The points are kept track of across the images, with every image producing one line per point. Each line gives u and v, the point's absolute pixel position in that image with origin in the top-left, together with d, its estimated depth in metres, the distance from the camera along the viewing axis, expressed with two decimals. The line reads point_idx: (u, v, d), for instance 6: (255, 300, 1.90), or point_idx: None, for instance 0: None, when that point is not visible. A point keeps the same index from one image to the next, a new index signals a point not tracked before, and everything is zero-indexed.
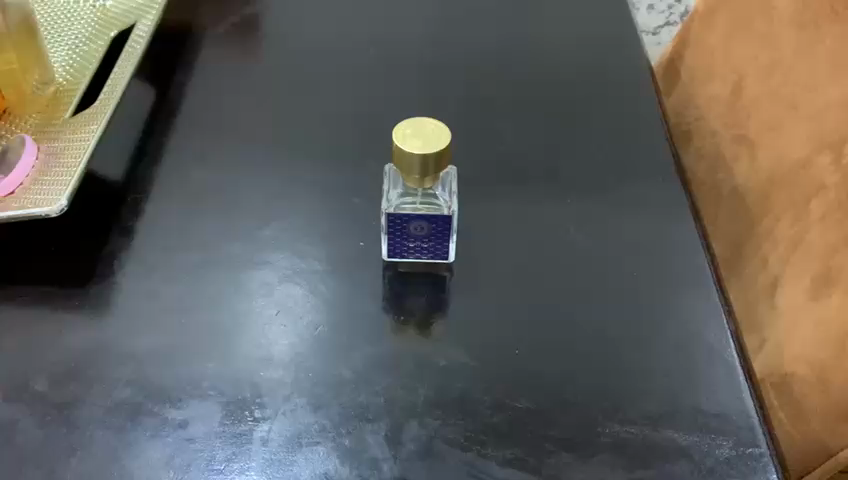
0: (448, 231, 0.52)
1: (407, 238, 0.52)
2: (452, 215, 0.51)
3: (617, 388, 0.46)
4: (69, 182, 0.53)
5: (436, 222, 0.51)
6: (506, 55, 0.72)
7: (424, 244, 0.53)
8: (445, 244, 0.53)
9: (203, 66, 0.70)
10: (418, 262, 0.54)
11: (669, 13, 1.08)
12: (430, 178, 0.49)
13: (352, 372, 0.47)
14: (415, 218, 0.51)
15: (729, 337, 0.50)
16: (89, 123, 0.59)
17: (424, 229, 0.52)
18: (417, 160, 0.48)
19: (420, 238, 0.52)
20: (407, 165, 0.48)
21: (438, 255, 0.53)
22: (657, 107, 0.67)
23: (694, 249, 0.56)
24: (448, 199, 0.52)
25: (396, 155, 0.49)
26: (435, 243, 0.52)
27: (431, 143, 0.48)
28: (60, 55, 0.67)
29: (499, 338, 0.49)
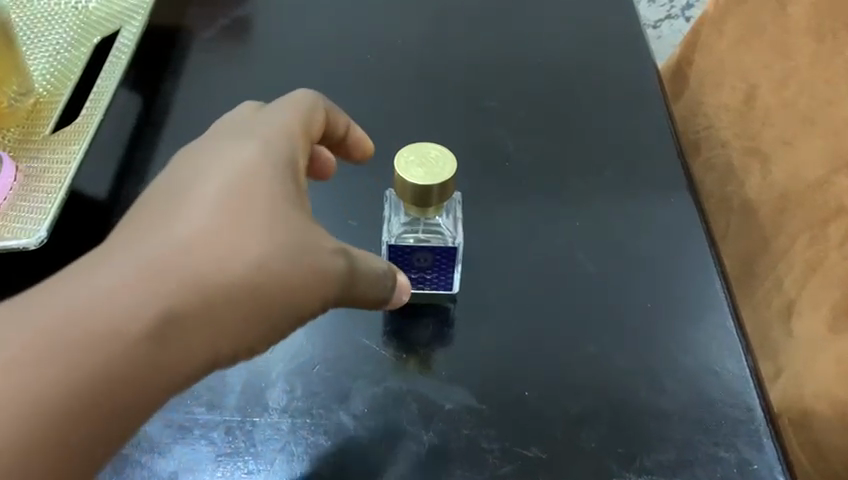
0: (453, 263, 0.49)
1: (409, 270, 0.49)
2: (457, 246, 0.48)
3: (632, 435, 0.44)
4: (49, 210, 0.49)
5: (441, 253, 0.48)
6: (508, 60, 0.69)
7: (427, 275, 0.49)
8: (449, 275, 0.49)
9: (191, 74, 0.67)
10: (420, 292, 0.51)
11: (671, 6, 1.04)
12: (433, 208, 0.46)
13: (354, 420, 0.44)
14: (418, 248, 0.48)
15: (748, 375, 0.47)
16: (70, 142, 0.55)
17: (427, 260, 0.49)
18: (414, 188, 0.45)
19: (423, 269, 0.49)
20: (405, 193, 0.45)
21: (442, 286, 0.50)
22: (667, 120, 0.64)
23: (708, 275, 0.53)
24: (452, 229, 0.49)
25: (396, 181, 0.46)
26: (438, 274, 0.49)
27: (435, 172, 0.45)
28: (40, 62, 0.64)
29: (506, 375, 0.46)
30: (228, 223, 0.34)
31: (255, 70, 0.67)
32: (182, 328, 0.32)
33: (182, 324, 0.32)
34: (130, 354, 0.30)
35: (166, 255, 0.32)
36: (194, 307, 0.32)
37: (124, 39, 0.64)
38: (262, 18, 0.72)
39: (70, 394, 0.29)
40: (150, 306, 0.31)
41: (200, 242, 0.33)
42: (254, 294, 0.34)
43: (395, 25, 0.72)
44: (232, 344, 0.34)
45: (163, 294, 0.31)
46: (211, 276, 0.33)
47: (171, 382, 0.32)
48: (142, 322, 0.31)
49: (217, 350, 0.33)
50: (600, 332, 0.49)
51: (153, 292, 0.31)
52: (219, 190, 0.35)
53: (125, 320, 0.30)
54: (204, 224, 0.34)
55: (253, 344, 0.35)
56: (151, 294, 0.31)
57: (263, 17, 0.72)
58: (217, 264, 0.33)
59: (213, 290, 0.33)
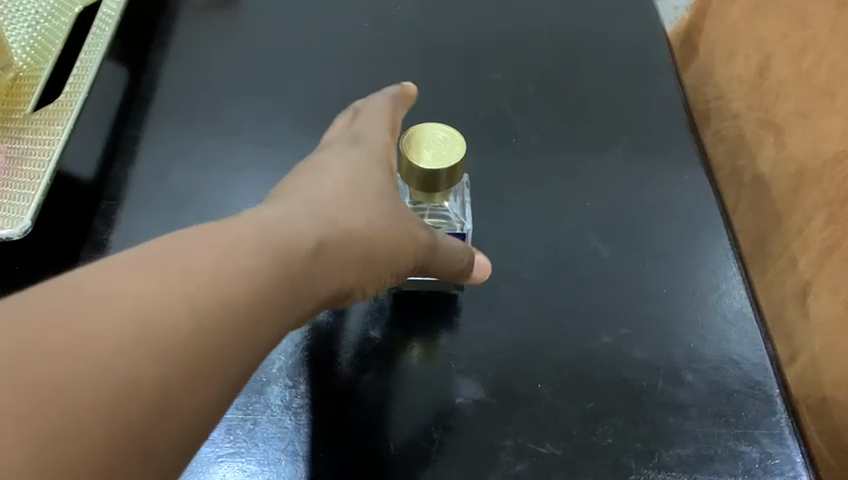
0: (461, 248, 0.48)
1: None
2: (466, 233, 0.47)
3: (648, 429, 0.42)
4: (32, 197, 0.46)
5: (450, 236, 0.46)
6: (512, 29, 0.66)
7: None
8: None
9: (178, 45, 0.63)
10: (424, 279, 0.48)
11: None
12: (441, 194, 0.44)
13: (363, 418, 0.42)
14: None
15: (767, 364, 0.46)
16: (53, 121, 0.52)
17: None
18: (421, 174, 0.42)
19: None
20: (410, 178, 0.43)
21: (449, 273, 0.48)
22: (679, 92, 0.61)
23: (724, 258, 0.51)
24: (458, 213, 0.47)
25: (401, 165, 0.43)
26: None
27: (444, 156, 0.43)
28: (18, 32, 0.60)
29: (518, 368, 0.45)
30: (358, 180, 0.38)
31: (247, 41, 0.64)
32: (327, 254, 0.34)
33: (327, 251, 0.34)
34: (298, 269, 0.32)
35: (309, 203, 0.35)
36: (337, 238, 0.35)
37: (108, 8, 0.60)
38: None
39: (256, 294, 0.29)
40: (310, 232, 0.33)
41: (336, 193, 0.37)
42: (382, 239, 0.37)
43: None
44: (356, 282, 0.36)
45: (318, 224, 0.34)
46: (351, 219, 0.36)
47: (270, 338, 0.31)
48: (305, 243, 0.33)
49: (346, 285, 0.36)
50: (614, 320, 0.47)
51: (312, 224, 0.34)
52: (340, 163, 0.39)
53: (295, 240, 0.32)
54: (336, 184, 0.37)
55: (365, 289, 0.38)
56: (308, 224, 0.34)
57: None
58: (351, 209, 0.36)
59: (351, 230, 0.36)
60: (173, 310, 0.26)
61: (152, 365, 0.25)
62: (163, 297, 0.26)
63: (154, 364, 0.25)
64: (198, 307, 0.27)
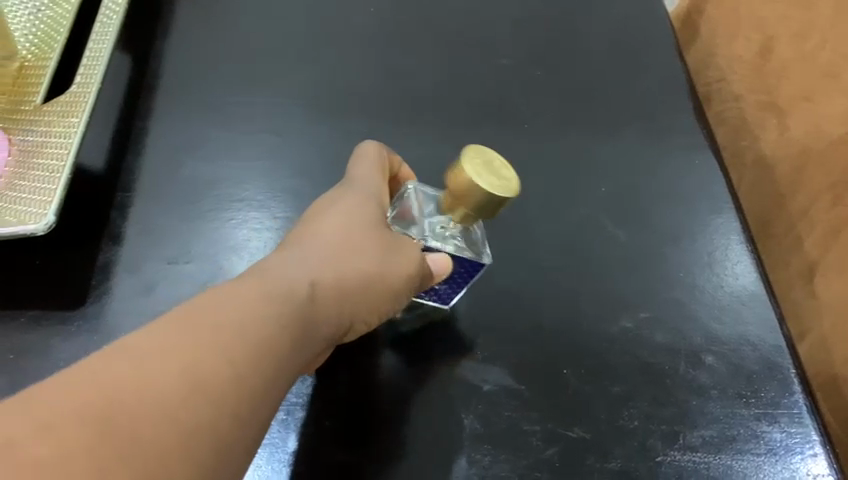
0: (472, 278, 0.46)
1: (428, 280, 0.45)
2: (487, 263, 0.45)
3: (673, 412, 0.44)
4: (54, 191, 0.46)
5: (468, 267, 0.45)
6: (516, 16, 0.66)
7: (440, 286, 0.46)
8: (456, 290, 0.47)
9: (181, 32, 0.62)
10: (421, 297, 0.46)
11: None
12: (486, 215, 0.41)
13: (396, 410, 0.43)
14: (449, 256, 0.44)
15: (783, 344, 0.47)
16: (68, 114, 0.51)
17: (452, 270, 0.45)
18: (477, 202, 0.39)
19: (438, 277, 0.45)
20: (462, 203, 0.40)
21: (442, 301, 0.47)
22: (684, 76, 0.62)
23: (736, 240, 0.52)
24: (480, 239, 0.45)
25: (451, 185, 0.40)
26: (449, 287, 0.46)
27: (505, 177, 0.39)
28: (20, 21, 0.59)
29: (541, 355, 0.46)
30: (343, 224, 0.39)
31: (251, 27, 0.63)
32: (318, 303, 0.35)
33: (317, 299, 0.35)
34: (302, 317, 0.34)
35: (309, 254, 0.37)
36: (328, 287, 0.36)
37: None
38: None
39: (263, 349, 0.31)
40: (303, 282, 0.35)
41: (324, 239, 0.38)
42: (370, 280, 0.38)
43: None
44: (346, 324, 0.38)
45: (308, 274, 0.35)
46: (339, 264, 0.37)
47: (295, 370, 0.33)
48: (300, 297, 0.34)
49: (335, 328, 0.37)
50: (633, 306, 0.48)
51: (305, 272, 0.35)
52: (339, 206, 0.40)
53: (291, 294, 0.34)
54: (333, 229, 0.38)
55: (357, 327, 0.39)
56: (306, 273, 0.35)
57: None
58: (339, 254, 0.37)
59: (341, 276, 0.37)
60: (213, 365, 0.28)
61: (193, 412, 0.27)
62: (195, 354, 0.28)
63: (195, 409, 0.27)
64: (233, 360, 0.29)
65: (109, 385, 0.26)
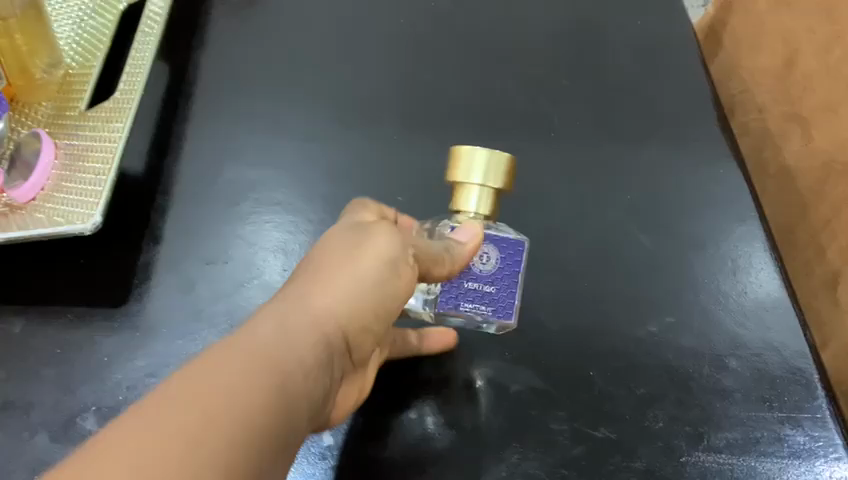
0: (518, 266, 0.43)
1: (466, 275, 0.43)
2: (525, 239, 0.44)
3: (697, 414, 0.45)
4: (101, 194, 0.49)
5: (508, 250, 0.43)
6: (542, 23, 0.66)
7: (487, 285, 0.43)
8: (510, 291, 0.43)
9: (215, 39, 0.64)
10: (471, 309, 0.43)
11: None
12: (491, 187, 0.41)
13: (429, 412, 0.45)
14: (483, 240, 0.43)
15: (807, 350, 0.48)
16: (112, 119, 0.54)
17: (490, 260, 0.43)
18: (502, 162, 0.41)
19: (482, 277, 0.43)
20: (489, 175, 0.41)
21: (503, 313, 0.43)
22: (709, 85, 0.62)
23: (759, 248, 0.53)
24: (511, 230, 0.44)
25: (468, 172, 0.41)
26: (499, 287, 0.43)
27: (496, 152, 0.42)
28: (65, 29, 0.61)
29: (568, 356, 0.47)
30: (380, 252, 0.31)
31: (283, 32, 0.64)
32: (364, 332, 0.32)
33: (364, 329, 0.32)
34: (349, 335, 0.31)
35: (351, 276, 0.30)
36: (375, 316, 0.32)
37: (153, 4, 0.61)
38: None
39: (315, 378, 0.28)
40: (356, 293, 0.31)
41: (363, 269, 0.31)
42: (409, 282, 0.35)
43: None
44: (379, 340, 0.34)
45: (351, 307, 0.30)
46: (375, 297, 0.31)
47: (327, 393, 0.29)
48: (349, 328, 0.30)
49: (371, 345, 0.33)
50: (657, 310, 0.49)
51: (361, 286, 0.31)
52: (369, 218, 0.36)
53: (338, 329, 0.30)
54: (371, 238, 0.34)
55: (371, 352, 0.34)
56: (353, 292, 0.31)
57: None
58: (372, 290, 0.31)
59: (385, 304, 0.32)
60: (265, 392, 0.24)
61: (256, 422, 0.23)
62: (256, 370, 0.24)
63: (275, 425, 0.24)
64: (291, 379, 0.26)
65: (129, 444, 0.20)
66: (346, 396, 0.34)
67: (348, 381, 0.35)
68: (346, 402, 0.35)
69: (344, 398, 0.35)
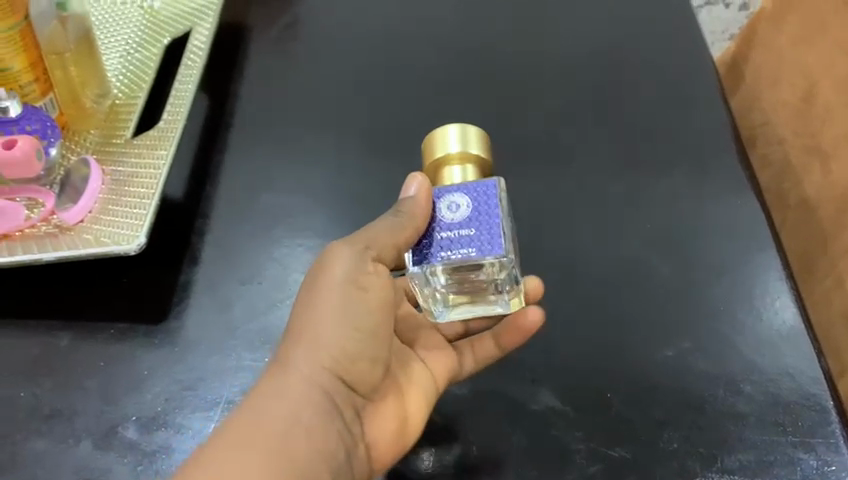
0: (493, 200, 0.43)
1: (436, 227, 0.43)
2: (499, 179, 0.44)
3: (712, 436, 0.46)
4: (145, 216, 0.52)
5: (480, 190, 0.43)
6: (566, 58, 0.68)
7: (466, 230, 0.42)
8: (492, 226, 0.42)
9: (254, 73, 0.68)
10: (459, 257, 0.42)
11: None
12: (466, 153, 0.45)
13: (452, 432, 0.47)
14: (449, 192, 0.43)
15: (822, 378, 0.49)
16: (156, 147, 0.57)
17: (459, 206, 0.43)
18: (475, 132, 0.46)
19: (457, 225, 0.43)
20: (468, 143, 0.45)
21: (488, 247, 0.42)
22: (728, 119, 0.64)
23: (777, 277, 0.54)
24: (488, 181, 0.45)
25: (446, 145, 0.45)
26: (480, 227, 0.42)
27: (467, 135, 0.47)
28: (113, 63, 0.65)
29: (588, 380, 0.48)
30: (338, 289, 0.40)
31: (317, 68, 0.68)
32: (355, 360, 0.41)
33: (356, 357, 0.41)
34: (338, 364, 0.40)
35: (321, 329, 0.40)
36: (359, 341, 0.41)
37: (196, 39, 0.64)
38: (314, 14, 0.72)
39: (312, 420, 0.39)
40: (329, 336, 0.40)
41: (329, 312, 0.40)
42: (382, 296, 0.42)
43: (454, 19, 0.72)
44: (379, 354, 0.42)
45: (330, 348, 0.40)
46: (350, 323, 0.40)
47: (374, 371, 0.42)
48: (335, 362, 0.40)
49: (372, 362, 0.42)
50: (674, 336, 0.51)
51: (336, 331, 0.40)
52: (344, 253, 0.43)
53: (324, 369, 0.40)
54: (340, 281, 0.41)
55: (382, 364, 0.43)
56: (329, 337, 0.40)
57: (315, 13, 0.72)
58: (340, 318, 0.40)
59: (364, 324, 0.41)
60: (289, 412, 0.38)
61: (276, 455, 0.36)
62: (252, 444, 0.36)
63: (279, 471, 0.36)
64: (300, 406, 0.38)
65: None
66: (384, 421, 0.43)
67: (379, 410, 0.43)
68: (382, 435, 0.43)
69: (383, 429, 0.43)
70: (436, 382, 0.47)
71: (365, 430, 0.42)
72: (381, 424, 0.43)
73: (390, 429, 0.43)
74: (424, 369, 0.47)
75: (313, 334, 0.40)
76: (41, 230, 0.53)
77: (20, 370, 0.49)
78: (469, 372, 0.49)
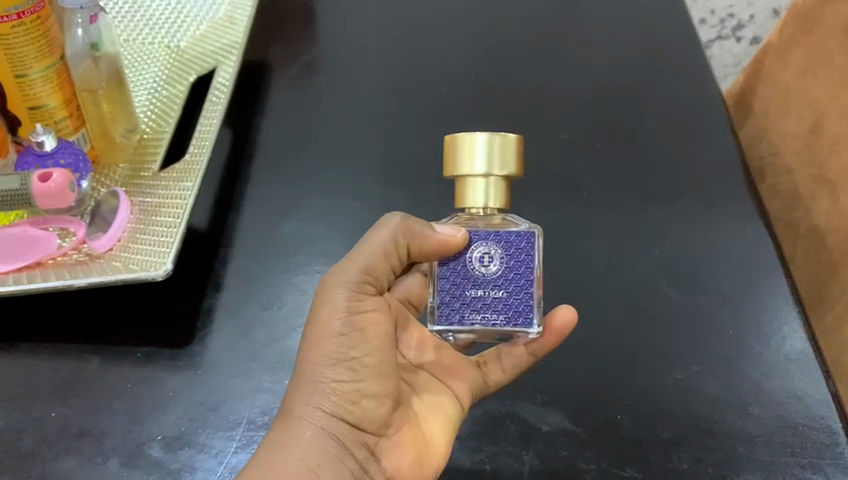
0: (529, 260, 0.44)
1: (468, 282, 0.44)
2: (536, 229, 0.44)
3: (720, 458, 0.47)
4: (172, 243, 0.54)
5: (515, 240, 0.44)
6: (577, 92, 0.70)
7: (500, 294, 0.44)
8: (525, 293, 0.44)
9: (276, 108, 0.70)
10: (491, 325, 0.44)
11: (722, 27, 1.01)
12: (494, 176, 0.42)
13: (464, 453, 0.48)
14: (484, 240, 0.44)
15: (830, 401, 0.50)
16: (183, 179, 0.60)
17: (494, 260, 0.44)
18: (511, 148, 0.42)
19: (491, 285, 0.44)
20: (498, 162, 0.42)
21: (521, 319, 0.44)
22: (735, 149, 0.65)
23: (784, 302, 0.55)
24: (520, 220, 0.45)
25: (474, 161, 0.42)
26: (513, 293, 0.44)
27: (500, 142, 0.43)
28: (141, 100, 0.68)
29: (597, 402, 0.50)
30: (332, 334, 0.42)
31: (336, 104, 0.70)
32: (360, 399, 0.42)
33: (360, 397, 0.42)
34: (341, 401, 0.42)
35: (317, 369, 0.41)
36: (360, 381, 0.42)
37: (221, 76, 0.67)
38: (334, 52, 0.75)
39: (325, 465, 0.40)
40: (327, 375, 0.41)
41: (327, 357, 0.41)
42: (378, 330, 0.43)
43: (467, 56, 0.74)
44: (383, 387, 0.43)
45: (330, 392, 0.41)
46: (347, 359, 0.42)
47: (381, 407, 0.44)
48: (338, 405, 0.41)
49: (378, 395, 0.43)
50: (682, 359, 0.52)
51: (332, 370, 0.41)
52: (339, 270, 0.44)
53: (330, 412, 0.41)
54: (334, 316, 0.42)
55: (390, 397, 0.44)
56: (327, 375, 0.41)
57: (335, 52, 0.75)
58: (335, 355, 0.41)
59: (363, 359, 0.42)
60: (297, 455, 0.39)
61: None
62: None
63: None
64: (307, 445, 0.40)
65: None
66: (401, 453, 0.45)
67: (393, 443, 0.45)
68: (399, 466, 0.45)
69: (400, 460, 0.45)
70: (455, 407, 0.48)
71: (382, 465, 0.44)
72: (398, 456, 0.45)
73: (407, 461, 0.45)
74: (440, 396, 0.48)
75: (309, 377, 0.41)
76: (72, 258, 0.55)
77: (50, 390, 0.51)
78: (504, 382, 0.49)
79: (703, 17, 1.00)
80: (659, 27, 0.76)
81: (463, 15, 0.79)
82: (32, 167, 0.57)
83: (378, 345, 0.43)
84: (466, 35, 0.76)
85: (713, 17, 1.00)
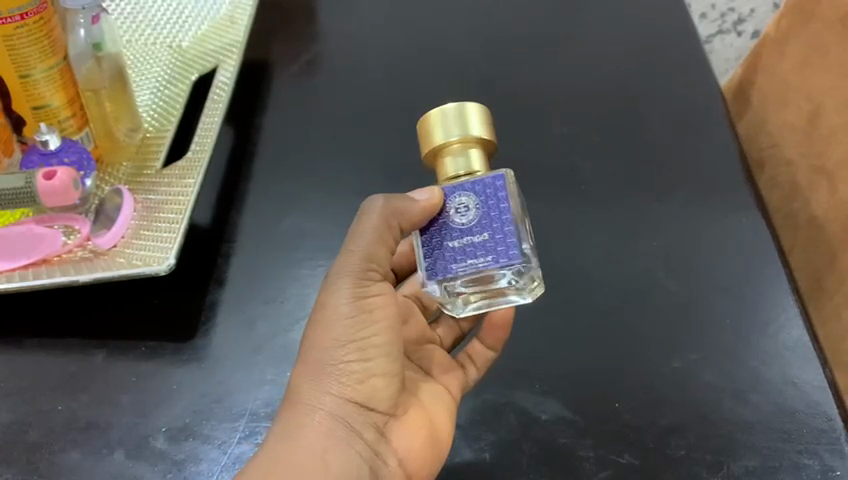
0: (502, 200, 0.44)
1: (449, 235, 0.45)
2: (505, 172, 0.45)
3: (718, 444, 0.48)
4: (175, 239, 0.55)
5: (486, 185, 0.45)
6: (576, 87, 0.71)
7: (480, 237, 0.44)
8: (505, 230, 0.44)
9: (277, 107, 0.71)
10: (476, 266, 0.44)
11: (722, 21, 1.02)
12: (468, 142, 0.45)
13: (465, 442, 0.49)
14: (458, 191, 0.45)
15: (826, 388, 0.50)
16: (185, 176, 0.60)
17: (470, 208, 0.45)
18: (478, 115, 0.46)
19: (470, 231, 0.44)
20: (469, 128, 0.45)
21: (504, 255, 0.44)
22: (732, 141, 0.66)
23: (782, 291, 0.56)
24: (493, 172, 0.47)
25: (446, 129, 0.45)
26: (493, 233, 0.44)
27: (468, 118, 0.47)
28: (145, 100, 0.69)
29: (595, 391, 0.50)
30: (341, 316, 0.42)
31: (336, 101, 0.71)
32: (367, 378, 0.43)
33: (369, 376, 0.43)
34: (350, 383, 0.42)
35: (326, 351, 0.42)
36: (369, 361, 0.43)
37: (222, 75, 0.68)
38: (334, 51, 0.76)
39: (334, 447, 0.41)
40: (337, 357, 0.42)
41: (336, 339, 0.42)
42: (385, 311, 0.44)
43: (466, 53, 0.75)
44: (391, 366, 0.44)
45: (339, 373, 0.42)
46: (355, 341, 0.42)
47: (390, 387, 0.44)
48: (346, 385, 0.42)
49: (387, 375, 0.44)
50: (680, 348, 0.52)
51: (342, 351, 0.42)
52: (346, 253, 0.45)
53: (338, 394, 0.42)
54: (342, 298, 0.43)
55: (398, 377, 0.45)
56: (337, 357, 0.42)
57: (335, 50, 0.76)
58: (345, 338, 0.42)
59: (371, 339, 0.43)
60: (306, 439, 0.40)
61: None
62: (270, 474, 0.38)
63: None
64: (316, 428, 0.41)
65: None
66: (411, 434, 0.46)
67: (401, 423, 0.46)
68: (408, 445, 0.45)
69: (411, 440, 0.46)
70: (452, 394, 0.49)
71: (391, 446, 0.45)
72: (406, 436, 0.46)
73: (415, 442, 0.46)
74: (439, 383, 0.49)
75: (319, 359, 0.42)
76: (76, 255, 0.56)
77: (57, 385, 0.51)
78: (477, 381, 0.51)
79: (704, 11, 1.02)
80: (657, 21, 0.76)
81: (463, 12, 0.79)
82: (36, 165, 0.58)
83: (386, 326, 0.44)
84: (465, 32, 0.77)
85: (713, 11, 1.02)
